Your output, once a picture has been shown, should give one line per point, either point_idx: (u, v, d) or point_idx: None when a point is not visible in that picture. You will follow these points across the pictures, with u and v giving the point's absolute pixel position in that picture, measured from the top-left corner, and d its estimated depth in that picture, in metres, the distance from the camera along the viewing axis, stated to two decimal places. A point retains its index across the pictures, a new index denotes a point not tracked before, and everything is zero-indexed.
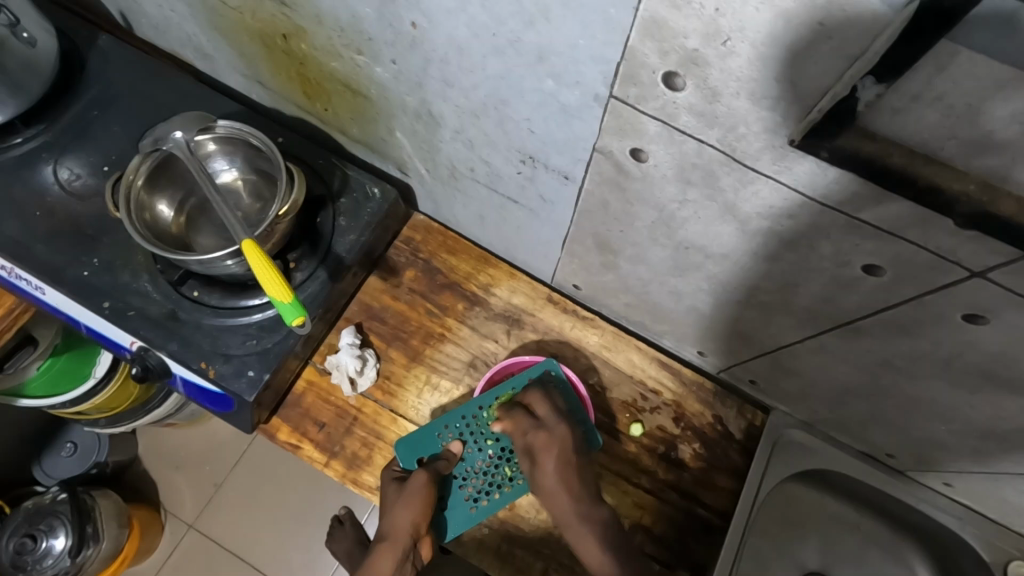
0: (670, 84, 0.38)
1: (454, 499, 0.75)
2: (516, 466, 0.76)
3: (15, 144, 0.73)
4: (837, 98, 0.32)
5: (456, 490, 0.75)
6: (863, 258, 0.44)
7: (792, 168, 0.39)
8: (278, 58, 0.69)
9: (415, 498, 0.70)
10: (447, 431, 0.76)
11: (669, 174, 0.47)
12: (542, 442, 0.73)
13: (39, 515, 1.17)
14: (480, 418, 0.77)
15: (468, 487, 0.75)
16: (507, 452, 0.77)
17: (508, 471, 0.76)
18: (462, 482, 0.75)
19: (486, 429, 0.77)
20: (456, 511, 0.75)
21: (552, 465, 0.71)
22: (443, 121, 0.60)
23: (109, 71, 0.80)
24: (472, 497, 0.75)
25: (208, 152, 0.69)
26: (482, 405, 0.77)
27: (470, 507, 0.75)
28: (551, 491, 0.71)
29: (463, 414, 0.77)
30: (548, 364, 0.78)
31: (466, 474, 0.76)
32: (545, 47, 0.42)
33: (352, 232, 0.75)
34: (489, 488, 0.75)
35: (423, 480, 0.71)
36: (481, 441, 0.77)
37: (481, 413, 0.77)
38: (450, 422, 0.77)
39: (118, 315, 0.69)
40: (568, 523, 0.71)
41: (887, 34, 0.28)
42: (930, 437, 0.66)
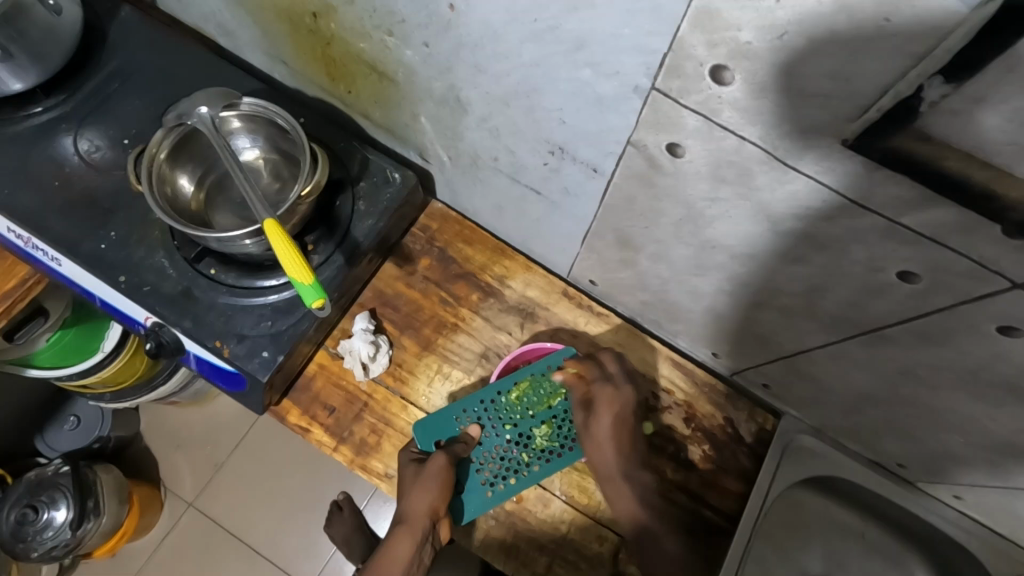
0: (717, 78, 0.38)
1: (471, 483, 0.75)
2: (533, 453, 0.76)
3: (34, 113, 0.73)
4: (899, 98, 0.31)
5: (473, 474, 0.75)
6: (898, 264, 0.43)
7: (835, 169, 0.38)
8: (305, 37, 0.68)
9: (434, 481, 0.70)
10: (465, 416, 0.76)
11: (703, 170, 0.46)
12: (605, 397, 0.74)
13: (40, 487, 1.17)
14: (497, 403, 0.77)
15: (485, 471, 0.75)
16: (525, 438, 0.76)
17: (524, 457, 0.76)
18: (479, 466, 0.75)
19: (503, 414, 0.77)
20: (473, 495, 0.74)
21: (609, 419, 0.73)
22: (470, 107, 0.59)
23: (131, 44, 0.79)
24: (489, 481, 0.75)
25: (231, 129, 0.68)
26: (500, 390, 0.77)
27: (486, 491, 0.75)
28: (602, 443, 0.73)
29: (481, 399, 0.77)
30: (567, 351, 0.78)
31: (484, 459, 0.75)
32: (585, 35, 0.41)
33: (371, 217, 0.75)
34: (506, 473, 0.75)
35: (442, 463, 0.70)
36: (499, 426, 0.76)
37: (500, 398, 0.77)
38: (468, 406, 0.77)
39: (133, 291, 0.69)
40: (612, 476, 0.73)
41: (960, 33, 0.27)
42: (946, 449, 0.66)
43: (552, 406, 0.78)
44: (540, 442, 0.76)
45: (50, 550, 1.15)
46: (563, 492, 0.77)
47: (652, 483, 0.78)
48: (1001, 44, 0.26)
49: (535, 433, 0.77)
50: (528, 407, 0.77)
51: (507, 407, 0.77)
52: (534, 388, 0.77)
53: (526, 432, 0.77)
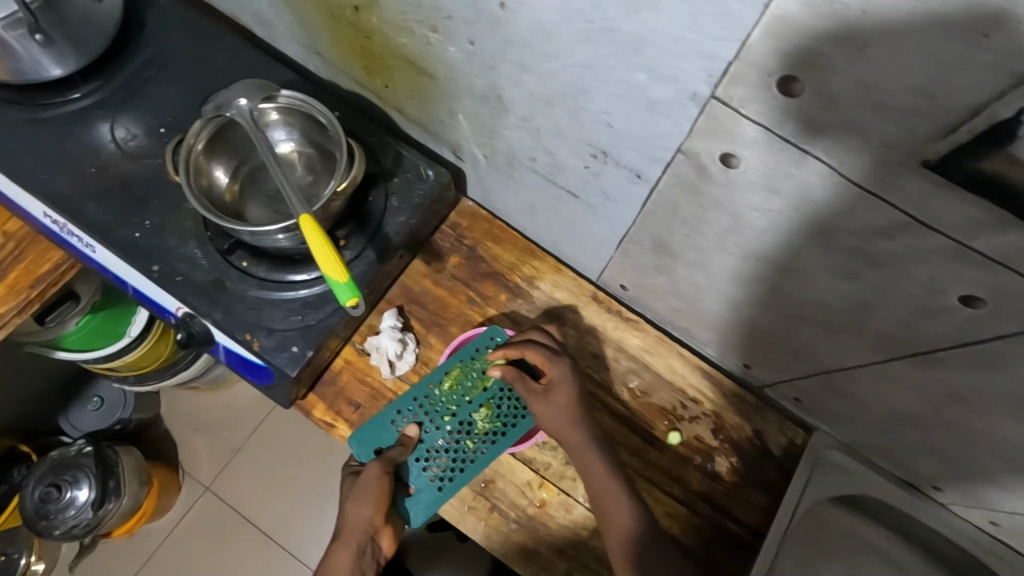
0: (784, 90, 0.36)
1: (418, 482, 0.74)
2: (476, 439, 0.76)
3: (72, 99, 0.73)
4: (996, 119, 0.31)
5: (417, 474, 0.74)
6: (963, 288, 0.41)
7: (905, 188, 0.37)
8: (344, 29, 0.67)
9: (369, 492, 0.70)
10: (402, 416, 0.76)
11: (757, 182, 0.45)
12: (558, 372, 0.73)
13: (63, 466, 1.18)
14: (432, 396, 0.77)
15: (432, 468, 0.74)
16: (466, 425, 0.76)
17: (469, 445, 0.75)
18: (424, 464, 0.74)
19: (440, 406, 0.76)
20: (422, 495, 0.74)
21: (567, 395, 0.73)
22: (511, 107, 0.58)
23: (168, 31, 0.79)
24: (438, 477, 0.74)
25: (269, 121, 0.68)
26: (432, 382, 0.77)
27: (436, 488, 0.74)
28: (564, 425, 0.72)
29: (415, 396, 0.77)
30: (491, 331, 0.78)
31: (428, 455, 0.75)
32: (643, 37, 0.40)
33: (403, 214, 0.74)
34: (454, 465, 0.75)
35: (376, 473, 0.70)
36: (437, 419, 0.76)
37: (434, 390, 0.77)
38: (403, 406, 0.76)
39: (166, 280, 0.69)
40: (585, 458, 0.72)
41: None
42: (989, 476, 0.64)
43: (489, 388, 0.77)
44: (481, 427, 0.76)
45: (72, 528, 1.16)
46: (586, 499, 0.76)
47: (677, 494, 0.76)
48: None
49: (475, 418, 0.76)
50: (462, 394, 0.77)
51: (442, 399, 0.77)
52: (466, 373, 0.77)
53: (466, 419, 0.76)
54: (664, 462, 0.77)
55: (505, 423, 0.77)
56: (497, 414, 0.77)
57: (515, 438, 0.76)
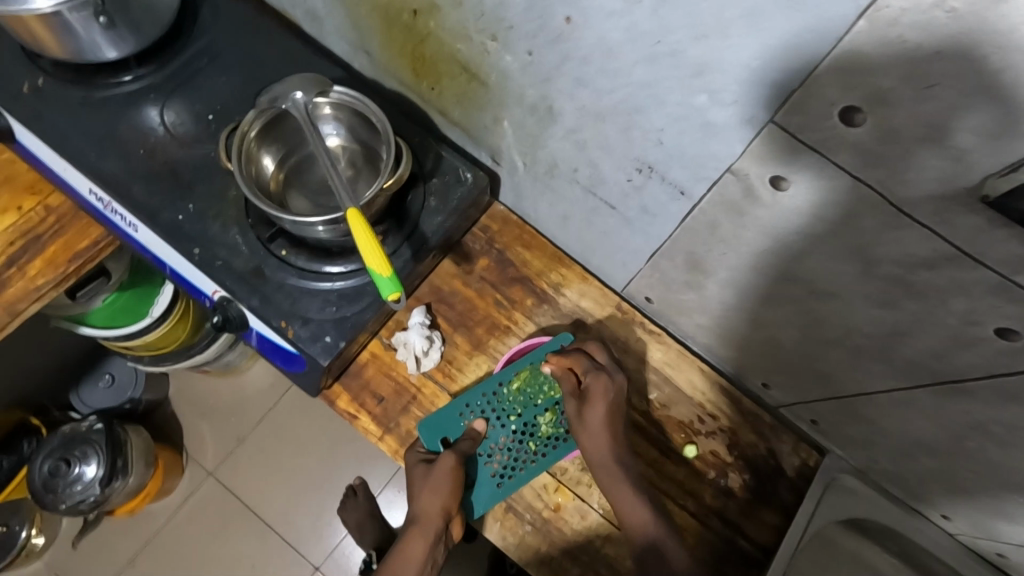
0: (843, 120, 0.38)
1: (480, 476, 0.76)
2: (539, 441, 0.78)
3: (124, 82, 0.76)
4: None
5: (482, 467, 0.76)
6: (998, 320, 0.43)
7: (953, 221, 0.39)
8: (397, 32, 0.69)
9: (444, 482, 0.72)
10: (469, 411, 0.78)
11: (804, 208, 0.47)
12: (598, 387, 0.74)
13: (73, 442, 1.18)
14: (500, 395, 0.78)
15: (494, 463, 0.76)
16: (529, 427, 0.78)
17: (531, 446, 0.77)
18: (487, 458, 0.77)
19: (506, 405, 0.78)
20: (483, 488, 0.76)
21: (604, 407, 0.73)
22: (561, 118, 0.59)
23: (220, 21, 0.81)
24: (499, 473, 0.76)
25: (320, 115, 0.70)
26: (501, 381, 0.78)
27: (496, 484, 0.76)
28: (596, 432, 0.73)
29: (484, 392, 0.78)
30: (564, 337, 0.79)
31: (491, 451, 0.77)
32: (708, 62, 0.42)
33: (440, 214, 0.76)
34: (514, 464, 0.77)
35: (451, 463, 0.73)
36: (502, 417, 0.78)
37: (501, 389, 0.78)
38: (471, 401, 0.78)
39: (206, 263, 0.70)
40: (606, 462, 0.73)
41: None
42: (1002, 508, 0.65)
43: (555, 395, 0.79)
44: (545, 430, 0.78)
45: (78, 503, 1.16)
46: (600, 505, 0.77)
47: (690, 507, 0.77)
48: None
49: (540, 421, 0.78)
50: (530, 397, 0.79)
51: (509, 399, 0.78)
52: (534, 377, 0.78)
53: (530, 421, 0.78)
54: (679, 475, 0.79)
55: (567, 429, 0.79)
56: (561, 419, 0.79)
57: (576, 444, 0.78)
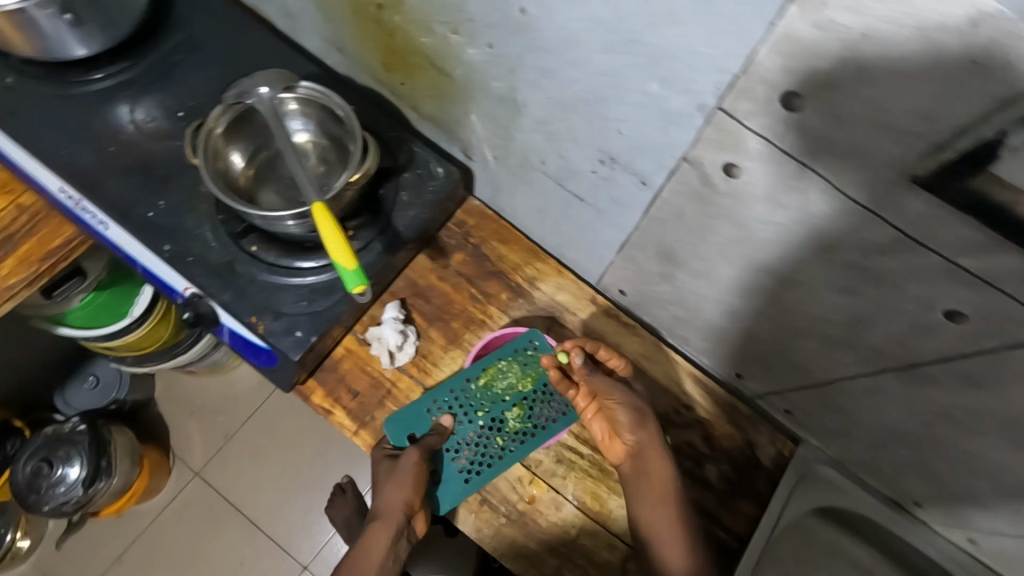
0: (788, 105, 0.39)
1: (448, 472, 0.76)
2: (507, 436, 0.77)
3: (97, 78, 0.75)
4: (980, 140, 0.33)
5: (450, 464, 0.76)
6: (950, 303, 0.44)
7: (897, 204, 0.39)
8: (367, 26, 0.69)
9: (407, 475, 0.72)
10: (436, 407, 0.78)
11: (760, 193, 0.47)
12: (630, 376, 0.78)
13: (57, 442, 1.18)
14: (467, 391, 0.78)
15: (461, 459, 0.77)
16: (497, 422, 0.78)
17: (499, 442, 0.77)
18: (455, 454, 0.77)
19: (474, 402, 0.78)
20: (451, 485, 0.76)
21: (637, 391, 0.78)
22: (527, 109, 0.59)
23: (192, 17, 0.80)
24: (465, 470, 0.77)
25: (287, 111, 0.70)
26: (469, 377, 0.78)
27: (464, 480, 0.76)
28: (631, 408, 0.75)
29: (451, 388, 0.78)
30: (531, 334, 0.79)
31: (459, 447, 0.77)
32: (661, 50, 0.42)
33: (412, 208, 0.76)
34: (481, 461, 0.77)
35: (415, 458, 0.72)
36: (470, 413, 0.78)
37: (469, 385, 0.78)
38: (438, 397, 0.78)
39: (177, 259, 0.70)
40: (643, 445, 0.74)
41: None
42: (970, 494, 0.65)
43: (523, 389, 0.79)
44: (512, 426, 0.78)
45: (62, 505, 1.16)
46: (576, 497, 0.77)
47: None
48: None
49: (507, 417, 0.78)
50: (498, 392, 0.78)
51: (476, 395, 0.78)
52: (502, 373, 0.78)
53: (498, 416, 0.78)
54: None
55: (535, 424, 0.78)
56: (529, 414, 0.78)
57: (544, 439, 0.78)
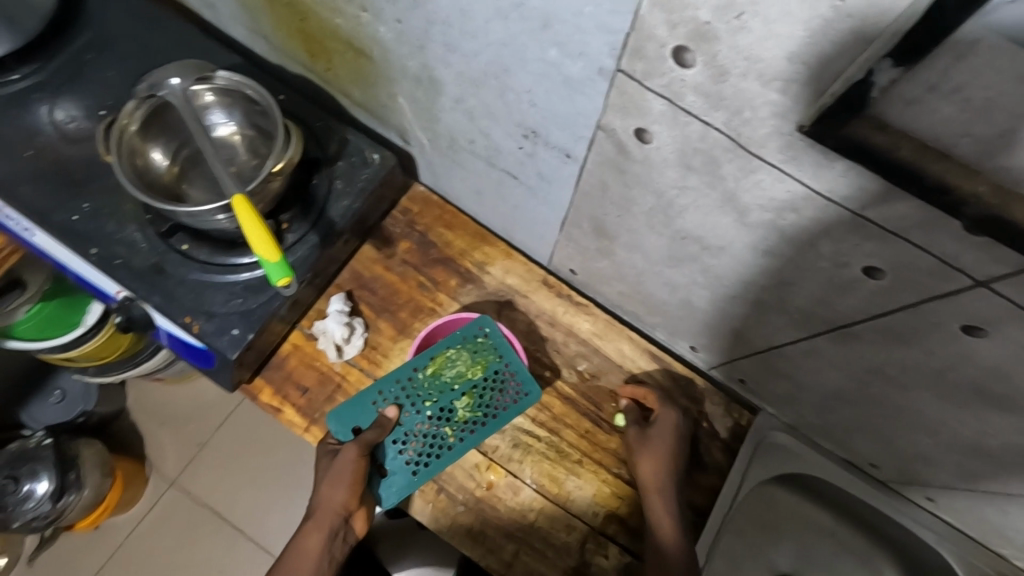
0: (678, 60, 0.38)
1: (393, 465, 0.73)
2: (456, 426, 0.74)
3: (9, 81, 0.72)
4: (849, 83, 0.32)
5: (395, 456, 0.73)
6: (864, 259, 0.43)
7: (798, 157, 0.38)
8: (282, 12, 0.67)
9: (343, 475, 0.69)
10: (382, 398, 0.75)
11: (671, 157, 0.46)
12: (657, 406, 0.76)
13: (22, 459, 1.15)
14: (414, 381, 0.75)
15: (408, 451, 0.73)
16: (446, 412, 0.75)
17: (448, 431, 0.74)
18: (401, 447, 0.73)
19: (421, 392, 0.75)
20: (397, 478, 0.73)
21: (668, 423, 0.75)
22: (445, 88, 0.58)
23: (109, 13, 0.78)
24: (412, 462, 0.73)
25: (205, 104, 0.68)
26: (416, 367, 0.75)
27: (411, 472, 0.73)
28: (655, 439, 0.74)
29: (397, 378, 0.75)
30: (482, 320, 0.76)
31: (406, 438, 0.74)
32: (550, 13, 0.40)
33: (347, 197, 0.74)
34: (429, 452, 0.73)
35: (352, 456, 0.69)
36: (417, 404, 0.75)
37: (416, 375, 0.75)
38: (384, 388, 0.75)
39: (104, 263, 0.68)
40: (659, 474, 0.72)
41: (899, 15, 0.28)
42: (917, 451, 0.65)
43: (473, 377, 0.75)
44: (462, 415, 0.75)
45: (31, 520, 1.14)
46: (533, 480, 0.77)
47: (625, 475, 0.77)
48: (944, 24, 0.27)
49: (456, 406, 0.75)
50: (446, 381, 0.75)
51: (424, 384, 0.75)
52: (450, 361, 0.75)
53: (446, 406, 0.75)
54: (611, 445, 0.78)
55: (486, 412, 0.75)
56: (479, 402, 0.75)
57: (494, 428, 0.74)
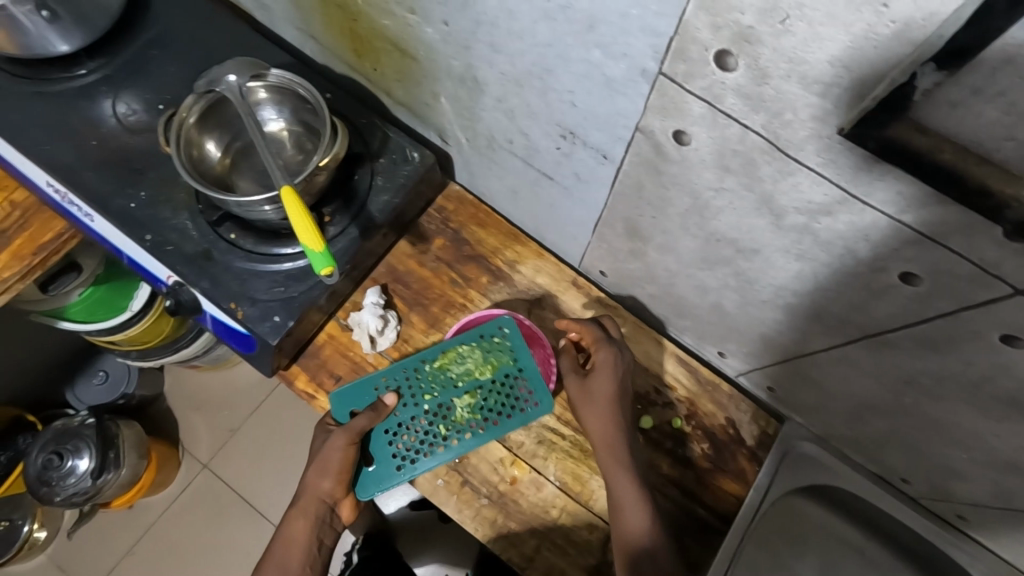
0: (720, 63, 0.39)
1: (380, 454, 0.73)
2: (450, 426, 0.75)
3: (78, 74, 0.77)
4: (894, 85, 0.32)
5: (384, 446, 0.73)
6: (901, 264, 0.43)
7: (836, 160, 0.39)
8: (333, 14, 0.70)
9: (331, 464, 0.69)
10: (384, 385, 0.76)
11: (708, 159, 0.46)
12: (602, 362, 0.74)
13: (65, 436, 1.20)
14: (420, 372, 0.76)
15: (398, 443, 0.73)
16: (444, 409, 0.75)
17: (442, 430, 0.74)
18: (392, 437, 0.74)
19: (424, 384, 0.76)
20: (382, 468, 0.73)
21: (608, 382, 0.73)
22: (487, 87, 0.59)
23: (171, 13, 0.82)
24: (399, 456, 0.73)
25: (258, 100, 0.71)
26: (424, 359, 0.77)
27: (396, 467, 0.73)
28: (597, 399, 0.73)
29: (404, 368, 0.76)
30: (504, 319, 0.78)
31: (398, 429, 0.74)
32: (596, 15, 0.42)
33: (387, 193, 0.76)
34: (419, 448, 0.74)
35: (340, 446, 0.69)
36: (417, 396, 0.75)
37: (423, 367, 0.76)
38: (389, 375, 0.76)
39: (157, 248, 0.72)
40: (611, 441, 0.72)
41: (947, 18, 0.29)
42: (951, 466, 0.64)
43: (478, 378, 0.76)
44: (461, 416, 0.75)
45: (72, 495, 1.18)
46: (557, 478, 0.77)
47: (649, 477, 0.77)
48: (990, 27, 0.27)
49: (456, 405, 0.75)
50: (451, 377, 0.76)
51: (428, 377, 0.76)
52: (459, 359, 0.76)
53: (446, 404, 0.75)
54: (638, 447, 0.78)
55: (485, 418, 0.75)
56: (479, 407, 0.75)
57: (486, 439, 0.74)
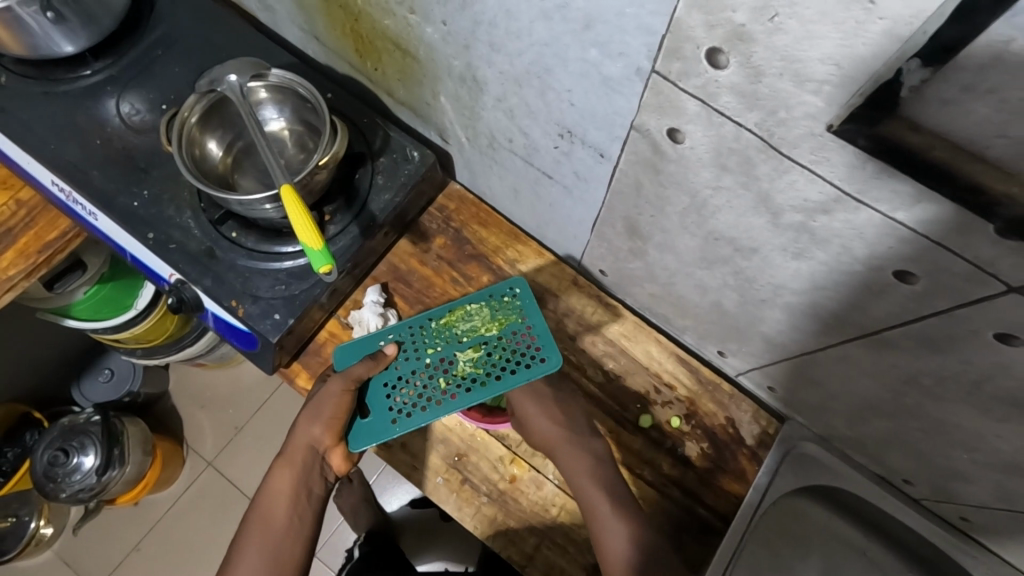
0: (713, 62, 0.39)
1: (377, 405, 0.71)
2: (451, 380, 0.71)
3: (84, 74, 0.78)
4: (881, 82, 0.33)
5: (382, 398, 0.72)
6: (898, 263, 0.43)
7: (831, 158, 0.39)
8: (335, 13, 0.70)
9: (324, 407, 0.69)
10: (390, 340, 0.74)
11: (705, 157, 0.46)
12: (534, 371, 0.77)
13: (72, 433, 1.21)
14: (425, 330, 0.75)
15: (396, 397, 0.71)
16: (446, 363, 0.72)
17: (442, 383, 0.71)
18: (391, 390, 0.72)
19: (428, 340, 0.74)
20: (377, 421, 0.71)
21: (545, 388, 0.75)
22: (486, 87, 0.60)
23: (176, 14, 0.83)
24: (397, 409, 0.71)
25: (259, 99, 0.72)
26: (431, 316, 0.75)
27: (391, 419, 0.71)
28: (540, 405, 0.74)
29: (410, 325, 0.75)
30: (515, 280, 0.76)
31: (398, 382, 0.72)
32: (592, 14, 0.42)
33: (388, 192, 0.77)
34: (416, 403, 0.71)
35: (337, 390, 0.69)
36: (420, 350, 0.73)
37: (429, 324, 0.75)
38: (394, 330, 0.75)
39: (160, 246, 0.73)
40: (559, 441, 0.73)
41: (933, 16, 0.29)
42: (952, 467, 0.63)
43: (483, 334, 0.73)
44: (462, 369, 0.72)
45: (78, 492, 1.19)
46: (557, 476, 0.78)
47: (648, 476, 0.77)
48: (975, 24, 0.28)
49: (459, 358, 0.72)
50: (456, 333, 0.74)
51: (433, 334, 0.74)
52: (465, 316, 0.74)
53: (450, 357, 0.72)
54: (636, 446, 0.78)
55: (489, 372, 0.71)
56: (483, 361, 0.72)
57: (486, 393, 0.70)
